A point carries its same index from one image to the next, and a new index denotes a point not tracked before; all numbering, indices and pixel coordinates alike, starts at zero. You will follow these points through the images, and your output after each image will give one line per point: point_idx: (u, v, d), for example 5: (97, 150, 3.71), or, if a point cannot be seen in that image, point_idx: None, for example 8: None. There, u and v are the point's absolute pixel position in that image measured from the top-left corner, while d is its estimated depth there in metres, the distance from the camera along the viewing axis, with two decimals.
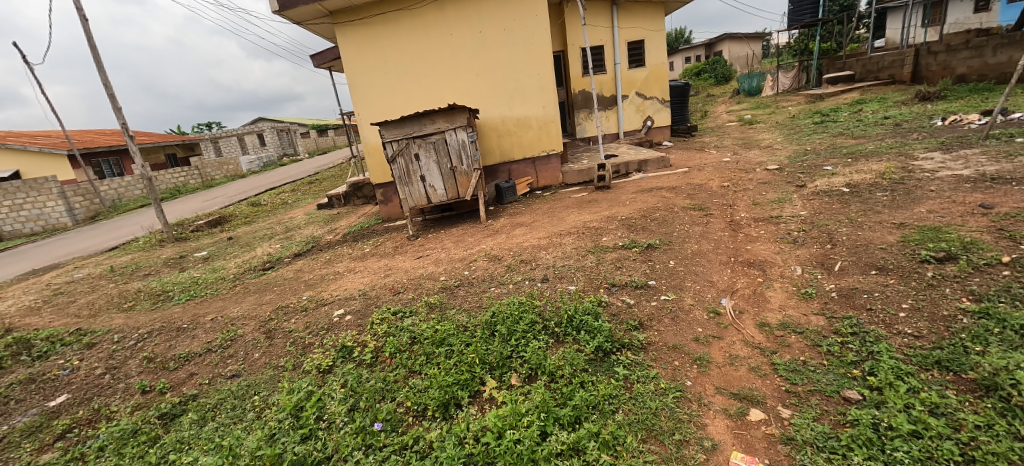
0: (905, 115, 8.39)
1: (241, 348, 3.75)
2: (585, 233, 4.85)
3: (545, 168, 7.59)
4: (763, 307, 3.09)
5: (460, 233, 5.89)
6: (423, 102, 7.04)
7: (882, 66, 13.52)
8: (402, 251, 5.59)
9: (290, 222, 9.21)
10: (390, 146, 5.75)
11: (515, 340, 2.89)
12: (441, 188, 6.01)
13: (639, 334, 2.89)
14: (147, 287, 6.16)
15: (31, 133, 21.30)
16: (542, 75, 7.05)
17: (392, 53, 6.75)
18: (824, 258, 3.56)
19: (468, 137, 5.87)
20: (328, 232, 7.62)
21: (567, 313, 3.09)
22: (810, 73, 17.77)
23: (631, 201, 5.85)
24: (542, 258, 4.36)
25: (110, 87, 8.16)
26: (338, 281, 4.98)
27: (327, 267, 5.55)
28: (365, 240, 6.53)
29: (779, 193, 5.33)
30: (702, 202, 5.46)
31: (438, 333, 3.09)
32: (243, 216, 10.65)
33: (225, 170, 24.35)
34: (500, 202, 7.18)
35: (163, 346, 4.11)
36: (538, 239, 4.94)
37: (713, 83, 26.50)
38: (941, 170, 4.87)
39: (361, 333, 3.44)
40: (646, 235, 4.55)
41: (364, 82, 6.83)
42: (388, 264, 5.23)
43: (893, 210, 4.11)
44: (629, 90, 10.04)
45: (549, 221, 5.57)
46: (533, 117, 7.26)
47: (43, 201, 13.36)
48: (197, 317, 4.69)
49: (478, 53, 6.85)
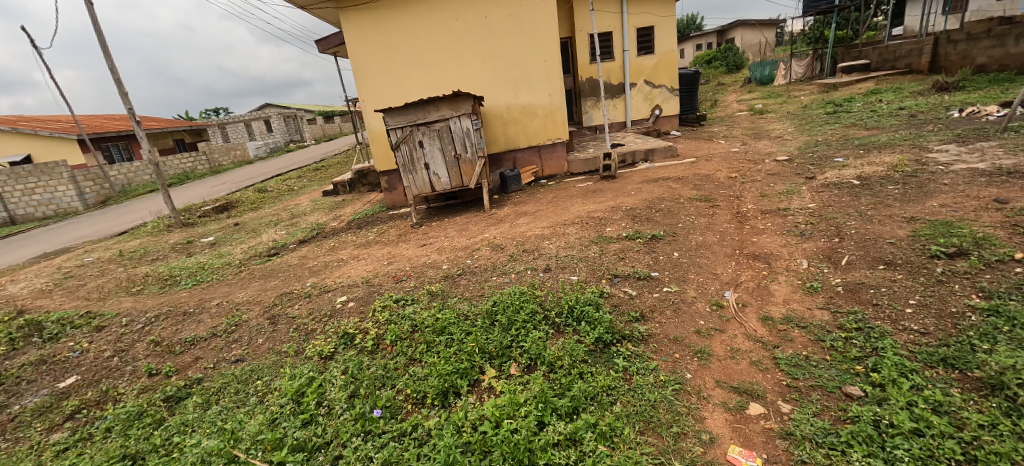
0: (921, 106, 8.20)
1: (245, 333, 3.83)
2: (588, 223, 4.81)
3: (550, 156, 7.52)
4: (766, 300, 3.06)
5: (464, 221, 5.87)
6: (428, 89, 6.94)
7: (899, 55, 13.33)
8: (405, 239, 5.60)
9: (295, 209, 9.25)
10: (395, 134, 5.71)
11: (515, 330, 2.87)
12: (444, 176, 5.97)
13: (640, 326, 2.87)
14: (154, 272, 6.25)
15: (42, 118, 21.52)
16: (547, 62, 6.99)
17: (396, 39, 6.63)
18: (830, 251, 3.51)
19: (473, 124, 5.80)
20: (333, 219, 7.65)
21: (568, 304, 3.07)
22: (824, 62, 17.36)
23: (636, 191, 5.79)
24: (545, 248, 4.35)
25: (114, 71, 8.13)
26: (341, 268, 5.00)
27: (331, 254, 5.57)
28: (369, 227, 6.54)
29: (788, 185, 5.24)
30: (708, 193, 5.40)
31: (439, 321, 3.09)
32: (249, 202, 10.71)
33: (232, 156, 24.63)
34: (505, 190, 7.11)
35: (170, 330, 4.21)
36: (541, 229, 4.91)
37: (724, 71, 25.97)
38: (956, 163, 4.73)
39: (362, 321, 3.48)
40: (650, 226, 4.50)
41: (368, 68, 6.70)
42: (391, 251, 5.25)
43: (904, 203, 4.02)
44: (637, 78, 9.86)
45: (553, 210, 5.54)
46: (539, 106, 7.17)
47: (54, 185, 13.57)
48: (203, 302, 4.78)
49: (484, 39, 6.76)
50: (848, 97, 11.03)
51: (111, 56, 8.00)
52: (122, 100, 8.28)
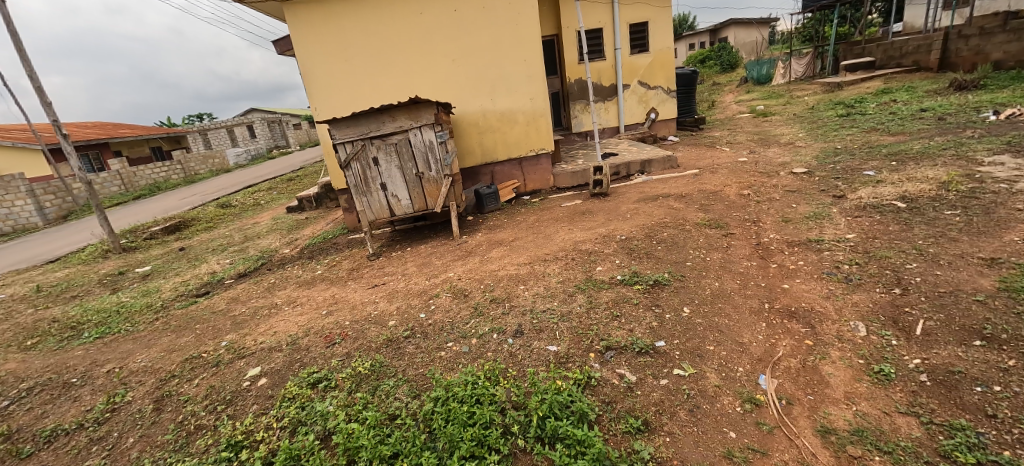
0: (945, 106, 7.41)
1: (116, 427, 2.86)
2: (575, 259, 3.91)
3: (533, 169, 6.61)
4: (821, 396, 2.16)
5: (428, 251, 4.92)
6: (391, 93, 6.01)
7: (906, 52, 12.62)
8: (356, 276, 4.64)
9: (252, 228, 8.25)
10: (343, 149, 4.75)
11: (459, 458, 1.93)
12: (405, 198, 5.04)
13: (645, 447, 1.95)
14: (65, 317, 5.24)
15: (7, 127, 20.31)
16: (528, 62, 6.10)
17: (352, 37, 5.69)
18: (893, 310, 2.65)
19: (437, 137, 4.88)
20: (286, 244, 6.66)
21: (541, 409, 2.13)
22: (825, 60, 16.73)
23: (632, 213, 4.88)
24: (518, 297, 3.43)
25: (35, 78, 7.07)
26: (271, 318, 4.03)
27: (264, 296, 4.58)
28: (321, 258, 5.56)
29: (814, 206, 4.38)
30: (718, 216, 4.51)
31: (358, 435, 2.15)
32: (207, 219, 9.68)
33: (210, 164, 23.70)
34: (481, 210, 6.17)
35: (32, 415, 3.22)
36: (517, 266, 3.99)
37: (718, 71, 25.28)
38: (1020, 179, 3.89)
39: (262, 420, 2.53)
40: (651, 265, 3.59)
41: (320, 70, 5.76)
42: (335, 295, 4.28)
43: (973, 237, 3.17)
44: (630, 79, 9.00)
45: (534, 239, 4.62)
46: (519, 111, 6.28)
47: (10, 200, 12.54)
48: (93, 368, 3.79)
49: (454, 35, 5.84)
50: (858, 97, 10.26)
51: (29, 60, 6.94)
52: (46, 111, 7.23)
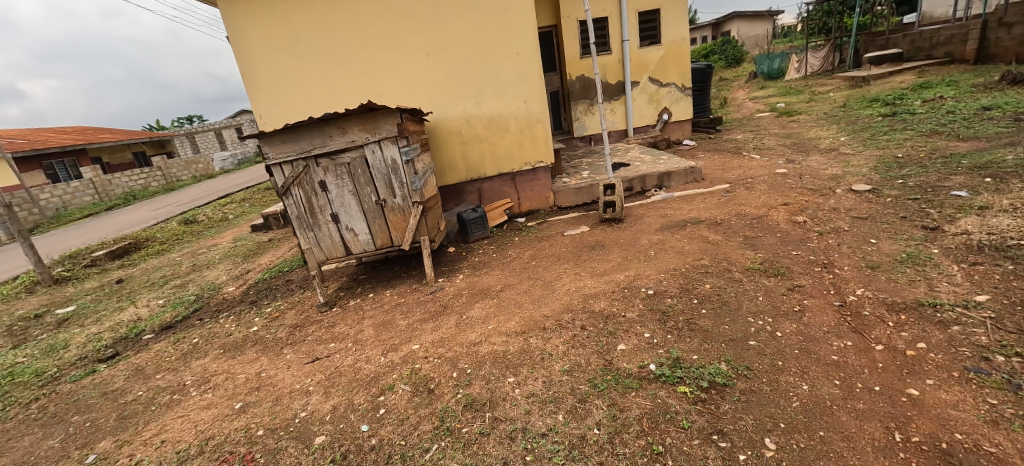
0: (1013, 104, 6.29)
1: None
2: (586, 327, 2.82)
3: (529, 186, 5.52)
4: None
5: (394, 301, 3.81)
6: (354, 97, 4.89)
7: (937, 42, 11.50)
8: (297, 339, 3.54)
9: (205, 254, 7.14)
10: (280, 172, 3.66)
11: None
12: (365, 233, 3.94)
13: None
14: None
15: None
16: (521, 56, 4.98)
17: (301, 27, 4.58)
18: None
19: (402, 154, 3.76)
20: (234, 279, 5.55)
21: None
22: (843, 54, 15.71)
23: (656, 250, 3.79)
24: (505, 399, 2.33)
25: None
26: (168, 411, 2.92)
27: (176, 368, 3.47)
28: (265, 303, 4.46)
29: (903, 243, 3.28)
30: (772, 256, 3.42)
31: None
32: (163, 240, 8.57)
33: (193, 170, 22.58)
34: (465, 237, 5.06)
35: None
36: (506, 337, 2.89)
37: (724, 66, 24.16)
38: None
39: None
40: (698, 345, 2.50)
41: (264, 69, 4.67)
42: (263, 371, 3.17)
43: None
44: (640, 75, 7.88)
45: (529, 288, 3.52)
46: (511, 117, 5.17)
47: None
48: None
49: (428, 23, 4.72)
50: (894, 92, 9.14)
51: None
52: None
